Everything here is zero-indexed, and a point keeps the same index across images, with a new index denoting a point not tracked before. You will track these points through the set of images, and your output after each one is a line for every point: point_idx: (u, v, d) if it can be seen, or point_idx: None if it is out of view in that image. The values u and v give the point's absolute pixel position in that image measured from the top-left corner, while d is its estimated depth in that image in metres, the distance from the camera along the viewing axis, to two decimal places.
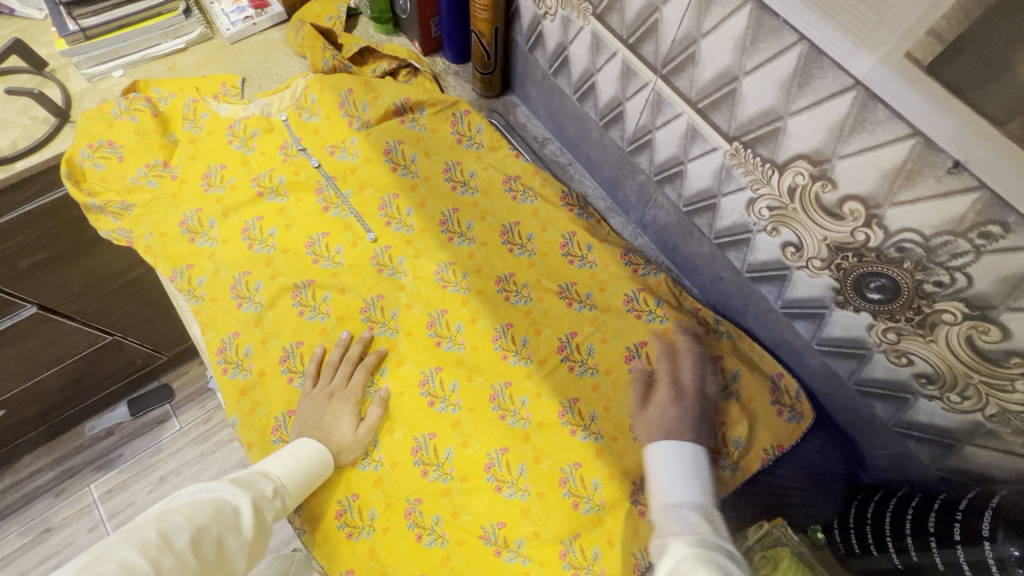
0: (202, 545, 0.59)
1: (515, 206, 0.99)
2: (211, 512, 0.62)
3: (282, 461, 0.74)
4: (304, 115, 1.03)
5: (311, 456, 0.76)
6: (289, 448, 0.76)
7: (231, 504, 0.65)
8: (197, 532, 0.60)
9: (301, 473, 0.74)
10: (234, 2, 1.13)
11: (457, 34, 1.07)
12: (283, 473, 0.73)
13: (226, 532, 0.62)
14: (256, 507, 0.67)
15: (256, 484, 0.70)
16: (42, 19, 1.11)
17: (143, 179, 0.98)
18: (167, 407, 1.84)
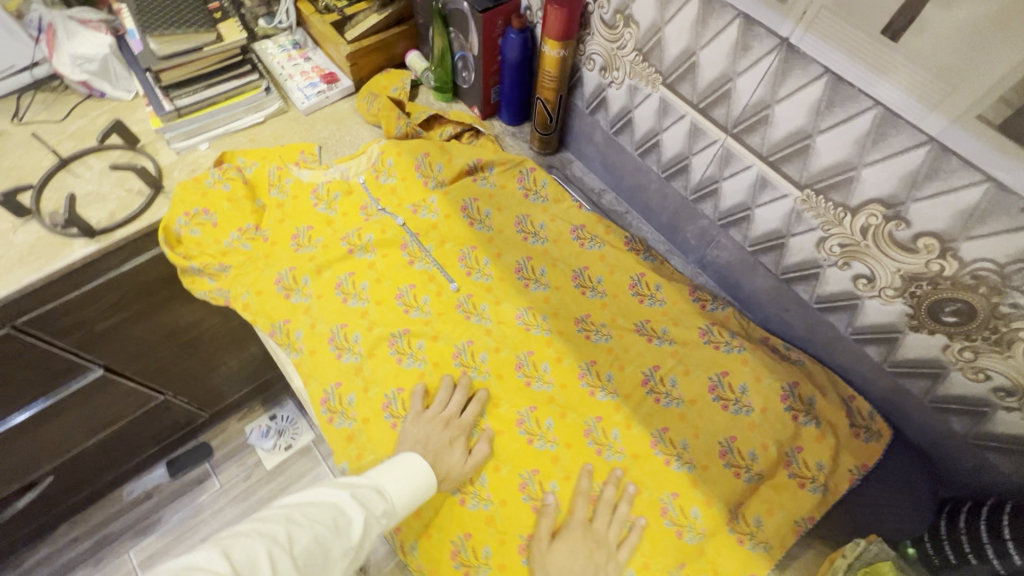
0: (315, 550, 0.65)
1: (584, 252, 1.06)
2: (329, 520, 0.69)
3: (393, 480, 0.78)
4: (382, 177, 1.11)
5: (417, 475, 0.80)
6: (397, 464, 0.80)
7: (344, 517, 0.71)
8: (314, 539, 0.66)
9: (407, 494, 0.78)
10: (307, 79, 1.25)
11: (516, 100, 1.18)
12: (390, 488, 0.78)
13: (337, 542, 0.68)
14: (365, 522, 0.72)
15: (369, 502, 0.75)
16: (130, 100, 1.20)
17: (237, 242, 1.06)
18: (207, 466, 1.83)
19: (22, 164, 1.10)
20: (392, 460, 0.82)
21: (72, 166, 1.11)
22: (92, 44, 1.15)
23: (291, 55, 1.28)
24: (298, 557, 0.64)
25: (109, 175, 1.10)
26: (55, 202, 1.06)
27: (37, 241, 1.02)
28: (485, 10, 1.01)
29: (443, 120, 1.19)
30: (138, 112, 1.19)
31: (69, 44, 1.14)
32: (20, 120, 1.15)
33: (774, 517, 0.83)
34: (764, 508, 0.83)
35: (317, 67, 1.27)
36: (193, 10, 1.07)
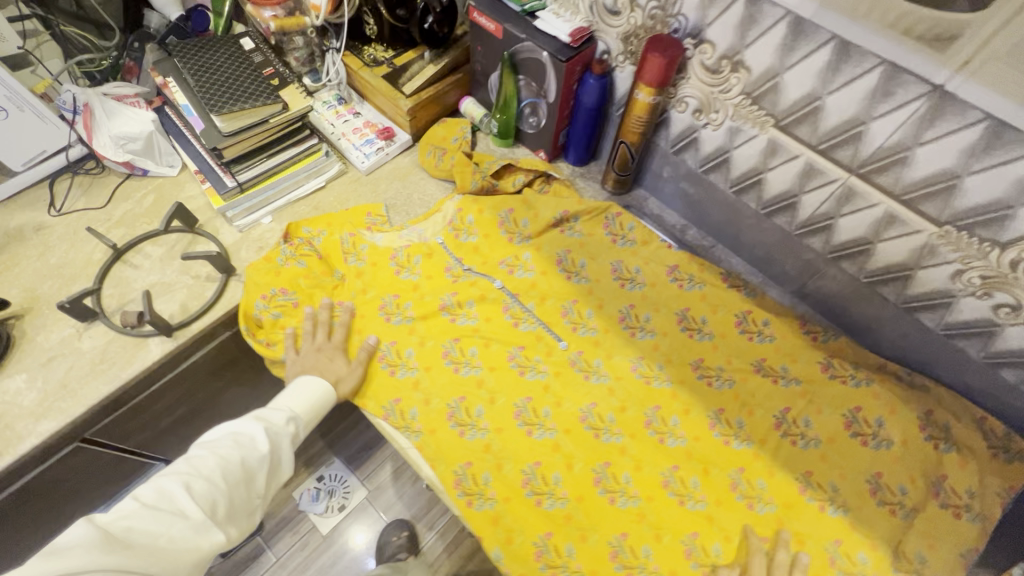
0: (227, 466, 0.77)
1: (684, 293, 1.04)
2: (230, 443, 0.80)
3: (294, 399, 0.88)
4: (463, 235, 1.06)
5: (313, 393, 0.89)
6: (292, 385, 0.89)
7: (244, 437, 0.82)
8: (222, 460, 0.77)
9: (309, 404, 0.88)
10: (362, 136, 1.18)
11: (587, 142, 1.15)
12: (294, 405, 0.88)
13: (247, 457, 0.80)
14: (271, 435, 0.83)
15: (269, 417, 0.85)
16: (175, 175, 1.12)
17: (323, 318, 0.97)
18: (257, 539, 1.61)
19: (72, 260, 1.01)
20: (288, 386, 0.90)
21: (127, 256, 1.02)
22: (134, 122, 1.06)
23: (338, 111, 1.21)
24: (208, 478, 0.75)
25: (171, 261, 1.02)
26: (118, 298, 0.97)
27: (107, 344, 0.93)
28: (568, 59, 0.98)
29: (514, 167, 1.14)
30: (187, 189, 1.11)
31: (107, 123, 1.05)
32: (59, 211, 1.06)
33: (938, 551, 0.81)
34: (926, 542, 0.82)
35: (369, 121, 1.21)
36: (251, 80, 1.00)
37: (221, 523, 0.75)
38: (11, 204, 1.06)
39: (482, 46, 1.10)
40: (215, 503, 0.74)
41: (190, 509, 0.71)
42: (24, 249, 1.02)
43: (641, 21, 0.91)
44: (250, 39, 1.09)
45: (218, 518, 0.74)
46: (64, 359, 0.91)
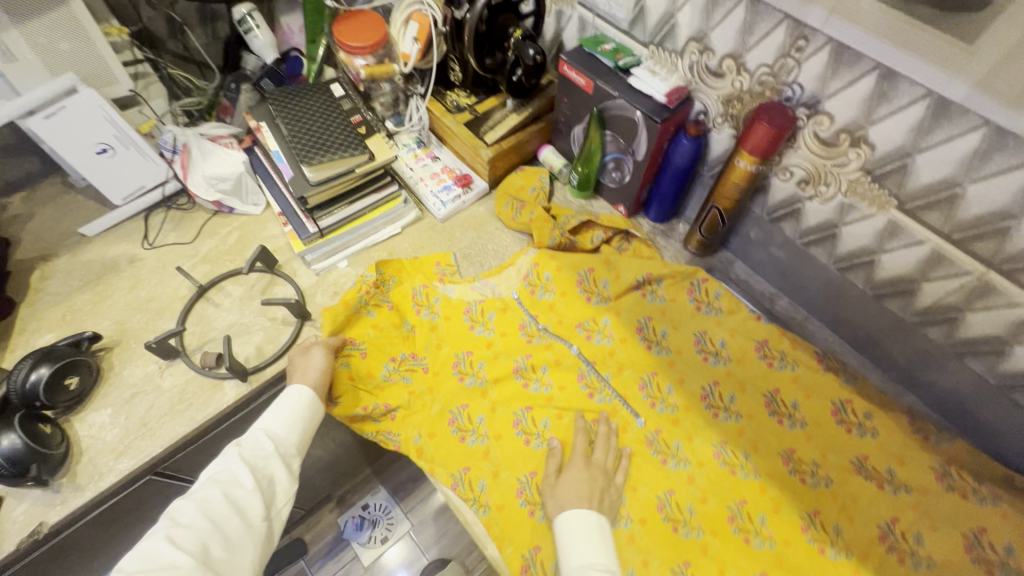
0: (210, 505, 0.74)
1: (774, 373, 0.96)
2: (210, 482, 0.77)
3: (272, 417, 0.85)
4: (538, 293, 1.03)
5: (292, 403, 0.86)
6: (271, 406, 0.87)
7: (224, 471, 0.78)
8: (205, 502, 0.75)
9: (286, 419, 0.85)
10: (440, 182, 1.17)
11: (672, 199, 1.09)
12: (272, 422, 0.85)
13: (230, 491, 0.76)
14: (252, 462, 0.80)
15: (250, 445, 0.82)
16: (259, 214, 1.14)
17: (395, 374, 0.96)
18: (301, 564, 1.61)
19: (160, 294, 1.04)
20: (267, 409, 0.87)
21: (209, 294, 1.04)
22: (225, 162, 1.08)
23: (417, 155, 1.21)
24: (189, 523, 0.72)
25: (250, 301, 1.03)
26: (199, 336, 1.00)
27: (186, 383, 0.95)
28: (664, 120, 0.93)
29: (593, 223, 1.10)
30: (269, 228, 1.13)
31: (202, 163, 1.08)
32: (151, 244, 1.10)
33: None
34: None
35: (447, 166, 1.20)
36: (340, 129, 1.01)
37: (222, 564, 0.71)
38: (109, 235, 1.12)
39: (570, 98, 1.07)
40: (205, 546, 0.71)
41: (177, 558, 0.68)
42: (117, 281, 1.06)
43: (748, 85, 0.85)
44: (340, 84, 1.11)
45: (216, 555, 0.71)
46: (146, 396, 0.93)
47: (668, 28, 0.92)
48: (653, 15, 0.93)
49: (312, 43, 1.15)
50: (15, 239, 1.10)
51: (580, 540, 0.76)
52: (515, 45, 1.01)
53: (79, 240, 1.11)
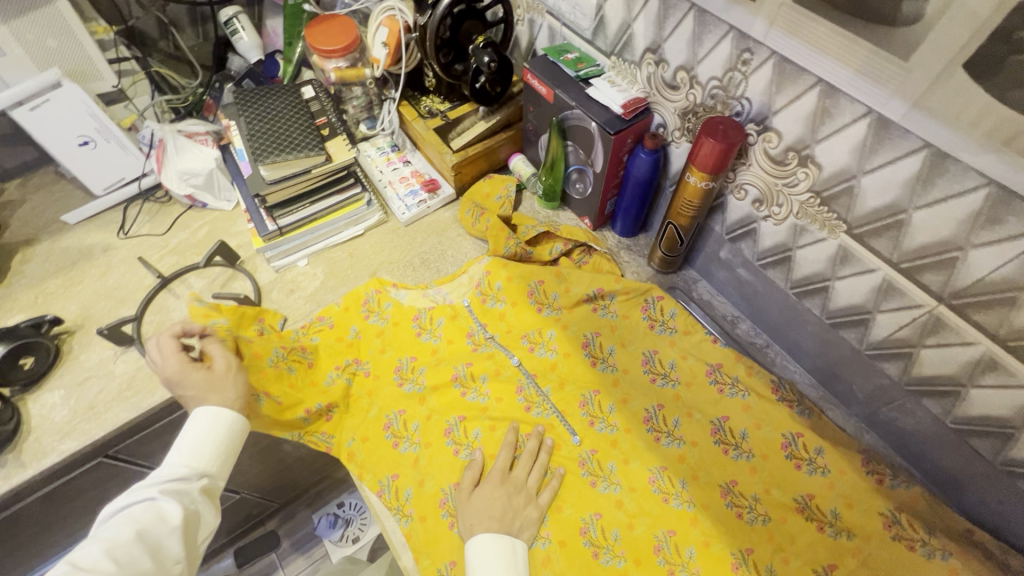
0: (122, 549, 0.64)
1: (724, 400, 0.92)
2: (124, 523, 0.66)
3: (194, 452, 0.76)
4: (489, 301, 1.02)
5: (218, 434, 0.78)
6: (185, 432, 0.77)
7: (140, 511, 0.68)
8: (111, 547, 0.64)
9: (215, 450, 0.77)
10: (408, 186, 1.18)
11: (635, 213, 1.06)
12: (194, 460, 0.75)
13: (149, 533, 0.67)
14: (176, 499, 0.71)
15: (171, 480, 0.73)
16: (230, 210, 1.18)
17: (337, 379, 0.95)
18: (272, 557, 1.63)
19: (126, 283, 1.08)
20: (178, 438, 0.77)
21: (172, 285, 1.07)
22: (198, 158, 1.12)
23: (389, 158, 1.22)
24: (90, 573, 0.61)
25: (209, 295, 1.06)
26: (155, 325, 1.02)
27: (137, 371, 0.98)
28: (618, 131, 0.90)
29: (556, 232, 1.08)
30: (238, 224, 1.16)
31: (176, 159, 1.12)
32: (126, 233, 1.15)
33: None
34: None
35: (417, 171, 1.20)
36: (302, 129, 1.03)
37: None
38: (89, 223, 1.17)
39: (534, 107, 1.06)
40: None
41: None
42: (89, 267, 1.10)
43: (701, 98, 0.82)
44: (312, 86, 1.13)
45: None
46: (97, 380, 0.96)
47: (626, 39, 0.90)
48: (612, 25, 0.91)
49: (289, 46, 1.16)
50: (2, 223, 1.16)
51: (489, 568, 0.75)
52: (474, 52, 1.01)
53: (60, 227, 1.16)
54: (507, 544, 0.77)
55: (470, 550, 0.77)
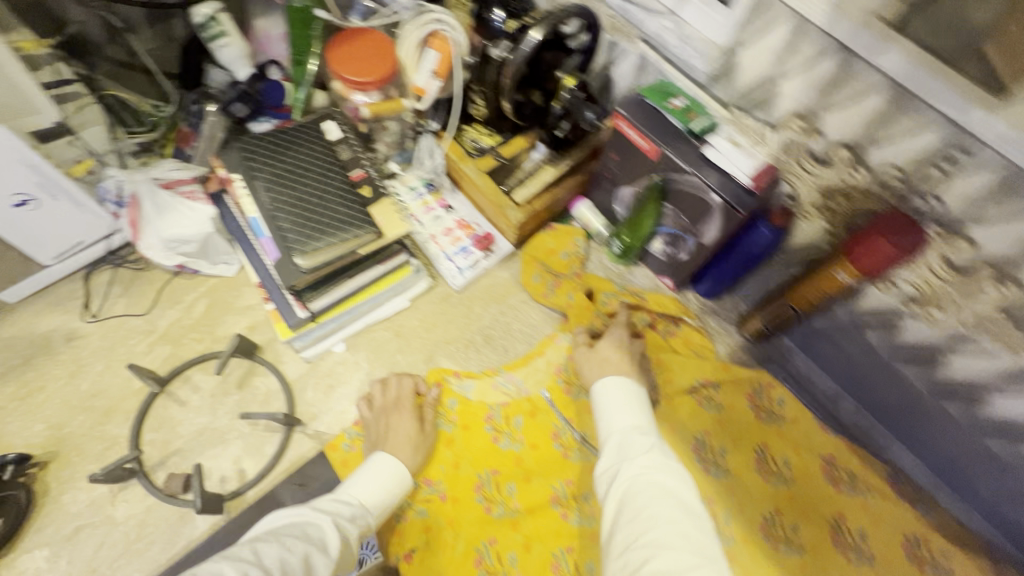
0: (292, 561, 0.51)
1: (839, 498, 0.84)
2: (298, 533, 0.55)
3: (367, 488, 0.68)
4: (573, 392, 0.89)
5: (387, 481, 0.71)
6: (364, 469, 0.71)
7: (315, 527, 0.57)
8: (288, 548, 0.52)
9: (384, 496, 0.70)
10: (455, 241, 0.98)
11: (730, 276, 0.92)
12: (364, 497, 0.67)
13: (315, 552, 0.54)
14: (341, 531, 0.59)
15: (336, 510, 0.62)
16: (232, 276, 0.93)
17: (410, 510, 0.78)
18: None
19: (108, 387, 0.84)
20: (351, 474, 0.71)
21: (172, 386, 0.85)
22: (188, 219, 0.86)
23: (427, 203, 0.99)
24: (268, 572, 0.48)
25: (224, 398, 0.85)
26: (161, 447, 0.80)
27: (146, 513, 0.76)
28: (747, 209, 0.76)
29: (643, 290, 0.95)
30: (245, 295, 0.93)
31: (156, 222, 0.85)
32: (94, 315, 0.89)
33: None
34: None
35: (463, 220, 0.99)
36: (336, 193, 0.79)
37: None
38: (38, 302, 0.89)
39: (621, 156, 0.87)
40: None
41: None
42: (51, 364, 0.85)
43: (864, 183, 0.69)
44: (335, 122, 0.88)
45: None
46: (93, 532, 0.75)
47: (764, 94, 0.74)
48: (745, 75, 0.75)
49: (298, 65, 0.90)
50: None
51: (617, 407, 0.70)
52: (572, 103, 0.81)
53: None
54: (637, 392, 0.72)
55: (597, 397, 0.73)
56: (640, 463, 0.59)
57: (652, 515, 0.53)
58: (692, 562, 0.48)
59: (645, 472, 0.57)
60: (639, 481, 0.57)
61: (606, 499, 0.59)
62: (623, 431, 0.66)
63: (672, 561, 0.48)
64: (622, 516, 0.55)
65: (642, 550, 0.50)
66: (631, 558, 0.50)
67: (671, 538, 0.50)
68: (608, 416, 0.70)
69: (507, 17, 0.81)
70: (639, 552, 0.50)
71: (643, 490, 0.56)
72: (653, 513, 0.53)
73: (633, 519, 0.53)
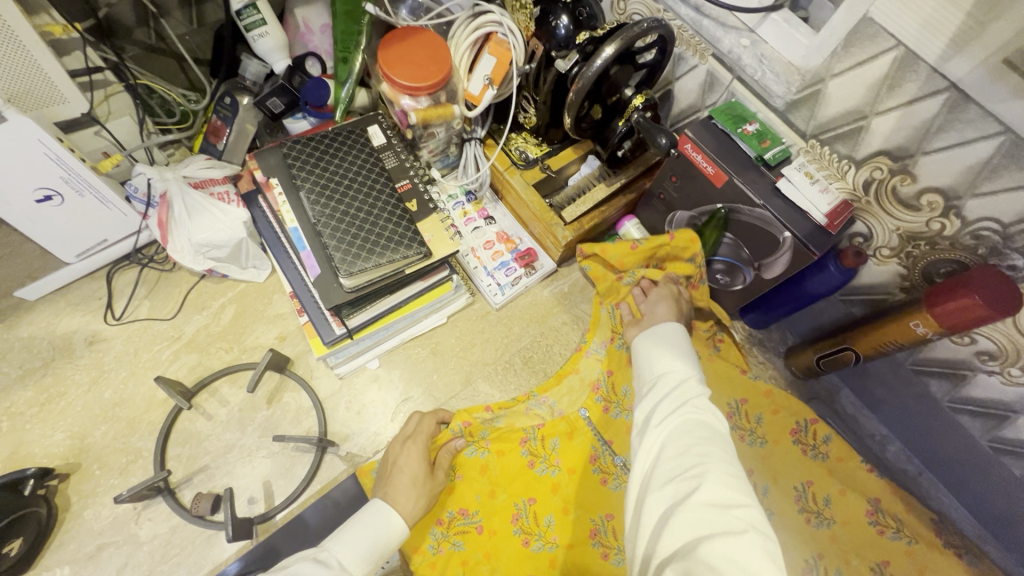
0: None
1: (884, 544, 0.78)
2: None
3: (352, 549, 0.58)
4: (613, 411, 0.83)
5: (380, 536, 0.61)
6: (360, 517, 0.62)
7: None
8: None
9: (375, 552, 0.60)
10: (495, 255, 0.93)
11: (782, 312, 0.88)
12: (346, 558, 0.58)
13: None
14: None
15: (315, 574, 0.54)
16: (262, 281, 0.89)
17: (444, 542, 0.75)
18: None
19: (131, 397, 0.80)
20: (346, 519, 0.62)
21: (199, 398, 0.81)
22: (220, 221, 0.80)
23: (466, 213, 0.95)
24: None
25: (253, 414, 0.81)
26: (186, 463, 0.77)
27: (171, 534, 0.73)
28: (822, 249, 0.70)
29: (692, 255, 0.83)
30: (275, 303, 0.88)
31: (185, 224, 0.80)
32: (117, 318, 0.84)
33: None
34: None
35: (504, 233, 0.94)
36: (378, 202, 0.75)
37: None
38: (57, 301, 0.84)
39: (679, 178, 0.81)
40: None
41: None
42: (71, 370, 0.81)
43: (954, 233, 0.65)
44: (379, 126, 0.84)
45: None
46: (117, 551, 0.72)
47: (849, 129, 0.68)
48: (830, 106, 0.68)
49: (342, 63, 0.86)
50: None
51: (672, 354, 0.62)
52: (644, 125, 0.75)
53: (13, 307, 0.83)
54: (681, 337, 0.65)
55: (643, 344, 0.67)
56: (696, 406, 0.53)
57: (705, 451, 0.48)
58: (742, 500, 0.45)
59: (699, 413, 0.52)
60: (691, 418, 0.52)
61: (649, 428, 0.54)
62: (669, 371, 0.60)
63: (722, 496, 0.45)
64: (669, 447, 0.50)
65: (692, 479, 0.46)
66: (677, 491, 0.47)
67: (723, 475, 0.46)
68: (653, 354, 0.63)
69: (574, 25, 0.74)
70: (688, 484, 0.46)
71: (695, 427, 0.51)
72: (704, 450, 0.48)
73: (682, 453, 0.49)
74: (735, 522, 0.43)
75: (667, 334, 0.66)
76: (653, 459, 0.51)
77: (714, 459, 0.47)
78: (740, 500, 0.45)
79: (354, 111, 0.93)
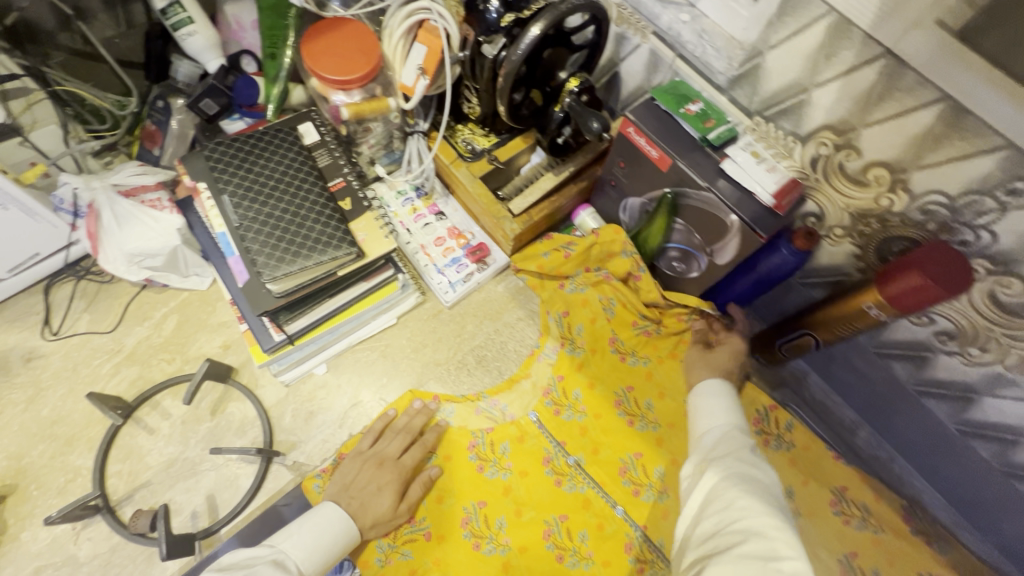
0: None
1: (850, 534, 0.77)
2: None
3: (308, 552, 0.63)
4: (565, 413, 0.82)
5: (336, 538, 0.66)
6: (316, 516, 0.66)
7: None
8: None
9: (327, 554, 0.64)
10: (446, 252, 0.90)
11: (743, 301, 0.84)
12: (298, 559, 0.62)
13: None
14: None
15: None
16: (204, 289, 0.87)
17: (392, 552, 0.73)
18: None
19: (70, 414, 0.78)
20: (297, 519, 0.66)
21: (140, 412, 0.79)
22: (151, 232, 0.78)
23: (416, 210, 0.91)
24: None
25: (196, 426, 0.79)
26: (127, 480, 0.75)
27: (111, 553, 0.72)
28: (770, 233, 0.67)
29: (621, 250, 0.86)
30: (219, 311, 0.86)
31: (116, 234, 0.77)
32: (55, 333, 0.82)
33: None
34: None
35: (455, 228, 0.91)
36: (312, 209, 0.72)
37: None
38: None
39: (628, 163, 0.77)
40: None
41: None
42: (7, 389, 0.79)
43: (903, 209, 0.62)
44: (312, 124, 0.82)
45: None
46: (56, 572, 0.70)
47: (791, 104, 0.65)
48: (770, 81, 0.65)
49: (270, 59, 0.84)
50: None
51: (717, 411, 0.68)
52: (575, 110, 0.73)
53: None
54: (734, 400, 0.70)
55: (695, 400, 0.72)
56: (739, 458, 0.57)
57: (748, 502, 0.50)
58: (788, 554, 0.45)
59: (743, 464, 0.56)
60: (734, 470, 0.55)
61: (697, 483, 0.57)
62: (720, 431, 0.64)
63: (764, 549, 0.45)
64: (714, 499, 0.53)
65: (736, 532, 0.48)
66: (721, 544, 0.48)
67: (765, 524, 0.48)
68: (703, 414, 0.68)
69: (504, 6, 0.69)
70: (734, 536, 0.48)
71: (739, 479, 0.54)
72: (746, 499, 0.51)
73: (725, 505, 0.51)
74: (779, 574, 0.43)
75: (716, 394, 0.71)
76: (698, 511, 0.54)
77: (756, 510, 0.49)
78: (785, 552, 0.45)
79: (290, 109, 0.90)
